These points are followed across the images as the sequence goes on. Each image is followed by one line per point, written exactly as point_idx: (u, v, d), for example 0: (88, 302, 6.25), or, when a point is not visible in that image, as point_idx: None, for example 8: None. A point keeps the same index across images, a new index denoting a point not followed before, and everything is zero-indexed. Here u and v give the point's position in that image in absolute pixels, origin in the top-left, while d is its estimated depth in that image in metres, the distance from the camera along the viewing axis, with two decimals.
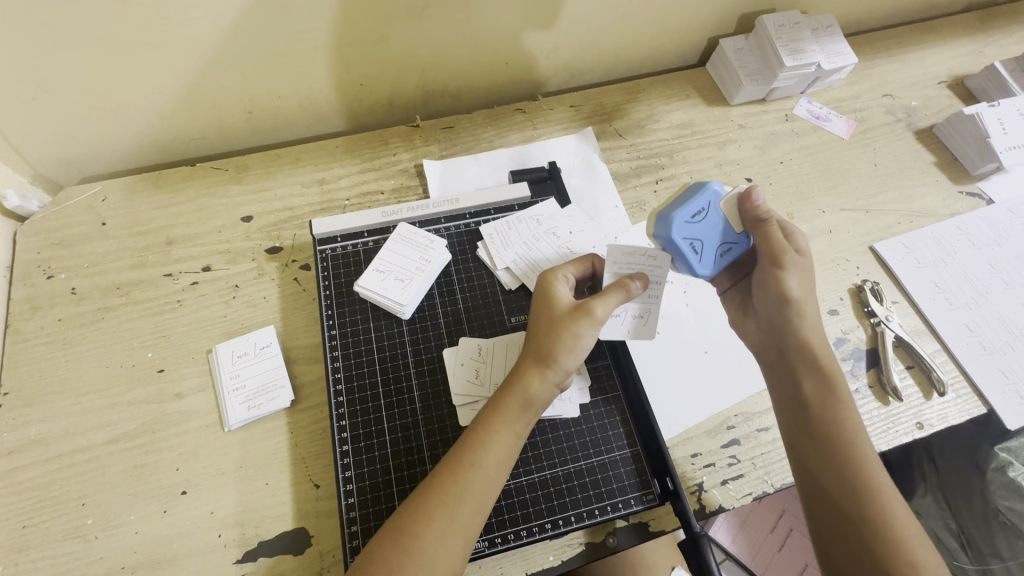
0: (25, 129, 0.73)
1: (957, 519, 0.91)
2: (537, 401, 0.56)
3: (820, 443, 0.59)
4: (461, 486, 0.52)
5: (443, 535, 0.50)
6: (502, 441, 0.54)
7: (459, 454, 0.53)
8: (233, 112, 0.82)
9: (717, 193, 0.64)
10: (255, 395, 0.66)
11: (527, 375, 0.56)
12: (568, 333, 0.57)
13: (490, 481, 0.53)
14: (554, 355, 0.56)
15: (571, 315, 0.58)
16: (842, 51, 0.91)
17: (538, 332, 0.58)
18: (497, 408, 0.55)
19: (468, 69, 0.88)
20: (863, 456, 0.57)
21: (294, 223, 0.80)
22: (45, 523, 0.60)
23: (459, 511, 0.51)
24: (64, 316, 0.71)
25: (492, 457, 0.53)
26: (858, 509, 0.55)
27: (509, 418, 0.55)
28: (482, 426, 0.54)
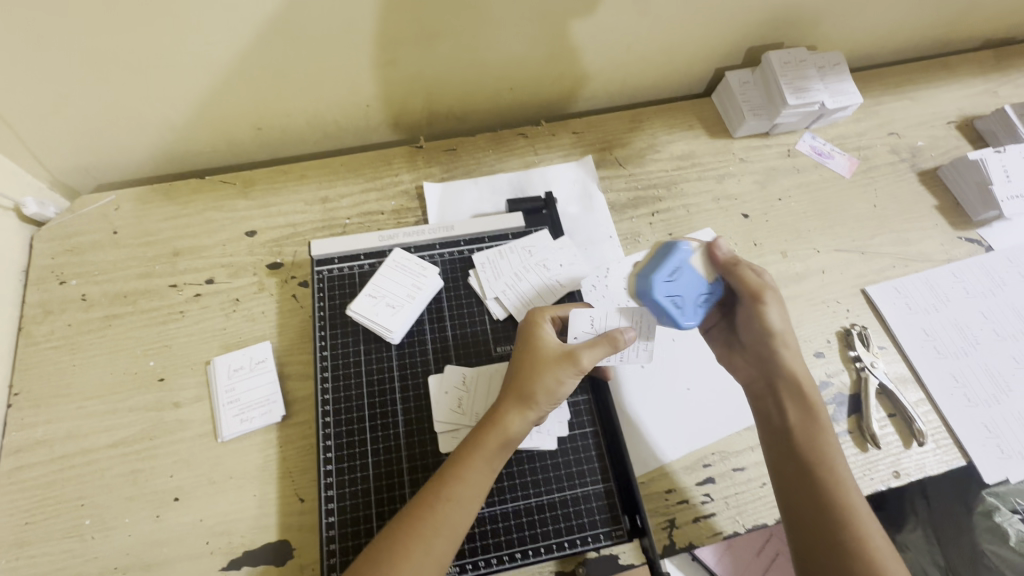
0: (44, 140, 0.77)
1: (946, 555, 0.92)
2: (512, 439, 0.59)
3: (801, 469, 0.62)
4: (439, 517, 0.55)
5: (417, 563, 0.53)
6: (477, 475, 0.57)
7: (436, 488, 0.56)
8: (243, 129, 0.84)
9: (688, 250, 0.65)
10: (247, 408, 0.69)
11: (506, 415, 0.59)
12: (552, 378, 0.59)
13: (463, 511, 0.56)
14: (536, 398, 0.59)
15: (556, 362, 0.60)
16: (847, 90, 0.91)
17: (521, 374, 0.60)
18: (476, 445, 0.58)
19: (473, 94, 0.90)
20: (834, 480, 0.60)
21: (296, 239, 0.83)
22: (46, 521, 0.64)
23: (435, 540, 0.54)
24: (74, 321, 0.75)
25: (469, 491, 0.56)
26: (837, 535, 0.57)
27: (486, 453, 0.58)
28: (461, 461, 0.57)
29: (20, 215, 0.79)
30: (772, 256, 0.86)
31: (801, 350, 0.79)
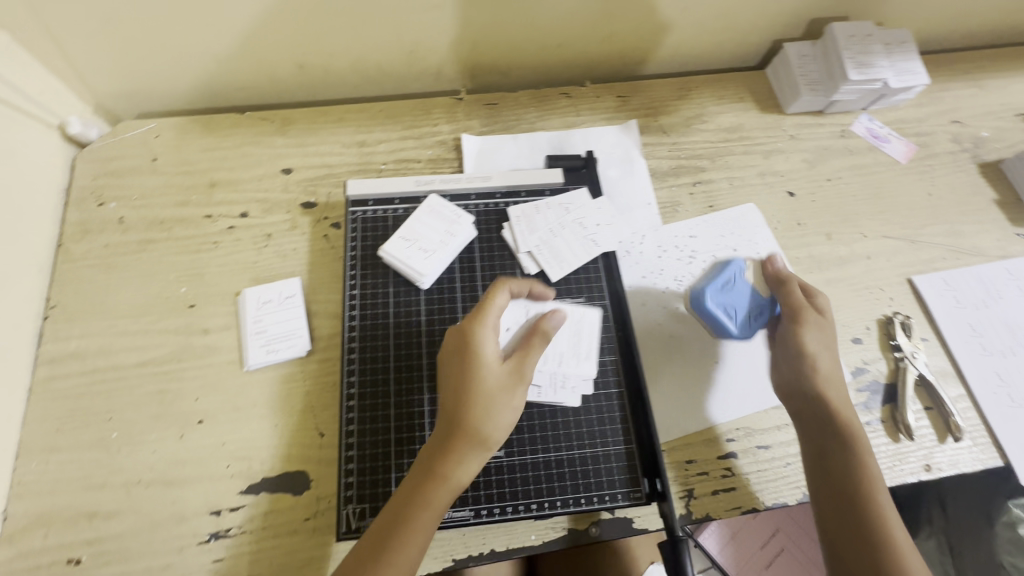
0: (91, 61, 0.77)
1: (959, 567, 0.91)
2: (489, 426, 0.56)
3: (831, 475, 0.61)
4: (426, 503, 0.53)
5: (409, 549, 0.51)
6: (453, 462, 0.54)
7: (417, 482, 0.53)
8: (285, 66, 0.83)
9: (741, 266, 0.73)
10: (274, 340, 0.70)
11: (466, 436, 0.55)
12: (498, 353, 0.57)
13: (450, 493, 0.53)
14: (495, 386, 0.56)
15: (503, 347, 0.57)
16: (914, 70, 0.86)
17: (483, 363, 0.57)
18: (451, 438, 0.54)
19: (519, 47, 0.87)
20: (865, 484, 0.60)
21: (331, 181, 0.82)
22: (75, 430, 0.65)
23: (427, 523, 0.52)
24: (111, 242, 0.76)
25: (449, 475, 0.53)
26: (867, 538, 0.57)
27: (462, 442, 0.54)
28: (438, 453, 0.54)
29: (64, 134, 0.80)
30: (815, 237, 0.83)
31: (838, 334, 0.76)
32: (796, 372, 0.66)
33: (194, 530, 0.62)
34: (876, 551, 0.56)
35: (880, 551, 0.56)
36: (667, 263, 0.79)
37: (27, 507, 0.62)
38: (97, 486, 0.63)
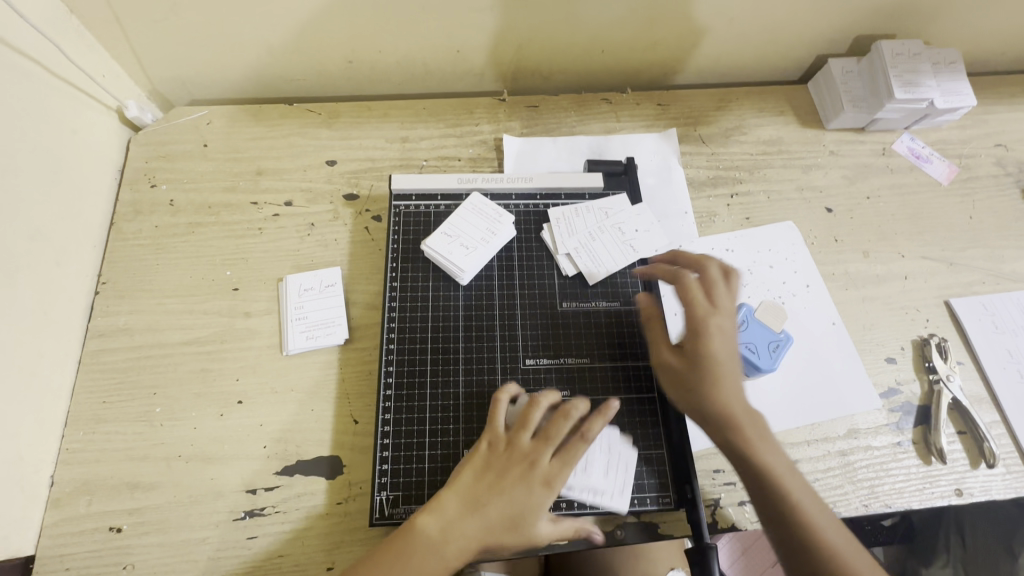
0: (151, 47, 0.80)
1: None
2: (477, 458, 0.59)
3: (751, 484, 0.56)
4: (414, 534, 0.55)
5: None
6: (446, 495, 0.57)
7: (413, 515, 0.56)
8: (335, 60, 0.85)
9: (749, 307, 0.76)
10: (314, 327, 0.72)
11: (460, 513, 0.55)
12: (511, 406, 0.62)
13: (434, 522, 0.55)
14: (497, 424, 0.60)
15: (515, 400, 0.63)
16: (962, 91, 0.85)
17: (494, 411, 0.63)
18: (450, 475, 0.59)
19: (563, 52, 0.88)
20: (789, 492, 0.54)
21: (373, 175, 0.84)
22: (121, 402, 0.68)
23: (403, 574, 0.53)
24: (161, 223, 0.78)
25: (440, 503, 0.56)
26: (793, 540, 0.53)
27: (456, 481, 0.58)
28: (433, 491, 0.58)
29: (121, 117, 0.83)
30: (852, 254, 0.83)
31: (871, 352, 0.76)
32: (668, 373, 0.61)
33: (230, 506, 0.63)
34: (799, 555, 0.53)
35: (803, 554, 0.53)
36: None
37: (73, 474, 0.64)
38: (139, 458, 0.65)
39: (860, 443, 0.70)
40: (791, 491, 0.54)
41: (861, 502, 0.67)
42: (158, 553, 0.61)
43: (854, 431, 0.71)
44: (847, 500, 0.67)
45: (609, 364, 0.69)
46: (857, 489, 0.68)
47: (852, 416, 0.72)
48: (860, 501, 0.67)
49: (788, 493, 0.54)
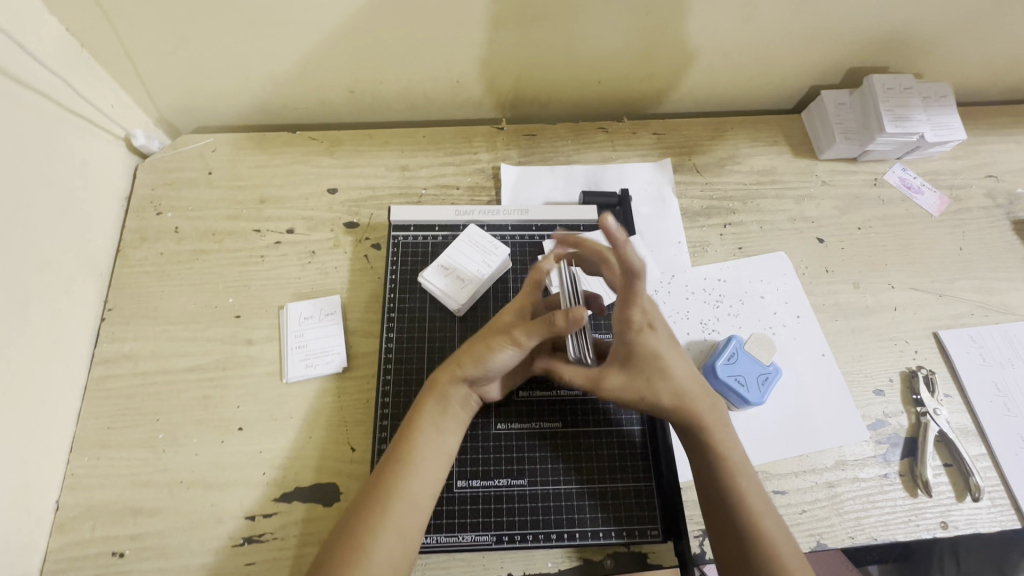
0: (159, 78, 0.82)
1: None
2: (453, 402, 0.62)
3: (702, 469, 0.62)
4: (399, 489, 0.57)
5: (376, 533, 0.55)
6: (427, 438, 0.61)
7: (392, 458, 0.59)
8: (337, 90, 0.88)
9: (740, 338, 0.76)
10: (313, 355, 0.73)
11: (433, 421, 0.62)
12: (487, 356, 0.60)
13: (420, 479, 0.59)
14: (475, 365, 0.61)
15: (496, 338, 0.60)
16: (951, 125, 0.86)
17: (471, 343, 0.63)
18: (421, 410, 0.62)
19: (561, 82, 0.90)
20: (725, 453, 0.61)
21: (373, 203, 0.86)
22: (125, 429, 0.70)
23: (395, 492, 0.57)
24: (166, 250, 0.80)
25: (420, 456, 0.60)
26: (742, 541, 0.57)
27: (432, 417, 0.61)
28: (409, 430, 0.61)
29: (129, 145, 0.85)
30: (843, 285, 0.84)
31: (860, 383, 0.77)
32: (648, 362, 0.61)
33: (229, 532, 0.65)
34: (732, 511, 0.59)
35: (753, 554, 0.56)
36: (695, 303, 0.81)
37: (77, 499, 0.66)
38: (142, 483, 0.67)
39: (847, 474, 0.72)
40: (735, 474, 0.60)
41: (847, 534, 0.68)
42: None
43: (842, 462, 0.72)
44: (834, 532, 0.68)
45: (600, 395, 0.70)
46: (843, 521, 0.69)
47: (840, 448, 0.73)
48: (846, 533, 0.68)
49: (737, 485, 0.60)
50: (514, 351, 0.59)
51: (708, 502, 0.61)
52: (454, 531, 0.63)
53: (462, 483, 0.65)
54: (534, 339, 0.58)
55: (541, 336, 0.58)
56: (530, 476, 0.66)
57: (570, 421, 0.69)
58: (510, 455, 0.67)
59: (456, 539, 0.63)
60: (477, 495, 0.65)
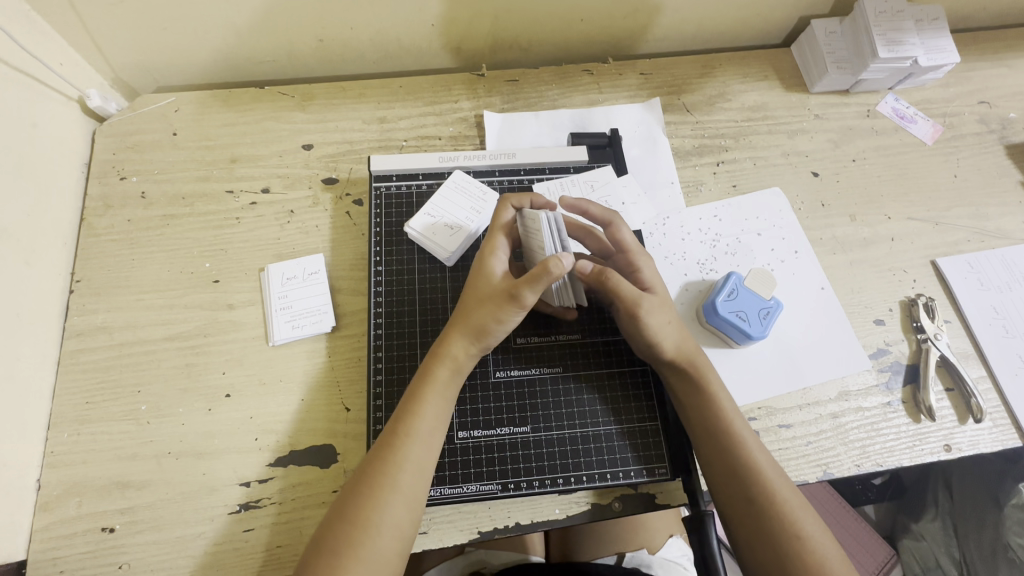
0: (109, 33, 0.76)
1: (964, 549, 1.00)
2: (462, 369, 0.60)
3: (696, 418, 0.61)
4: (405, 458, 0.55)
5: (386, 505, 0.53)
6: (431, 406, 0.58)
7: (396, 427, 0.56)
8: (305, 39, 0.82)
9: (739, 276, 0.74)
10: (300, 316, 0.70)
11: (440, 385, 0.58)
12: (495, 322, 0.58)
13: (427, 447, 0.56)
14: (483, 332, 0.58)
15: (500, 303, 0.57)
16: (945, 48, 0.84)
17: (473, 304, 0.59)
18: (427, 378, 0.58)
19: (541, 22, 0.85)
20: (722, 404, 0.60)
21: (352, 157, 0.81)
22: (105, 402, 0.66)
23: (404, 463, 0.55)
24: (134, 217, 0.76)
25: (426, 425, 0.57)
26: (743, 492, 0.57)
27: (441, 385, 0.58)
28: (414, 399, 0.58)
29: (84, 108, 0.79)
30: (839, 218, 0.82)
31: (860, 315, 0.76)
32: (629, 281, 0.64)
33: (224, 500, 0.63)
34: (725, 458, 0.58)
35: (756, 505, 0.56)
36: (692, 242, 0.79)
37: (60, 477, 0.63)
38: (128, 457, 0.64)
39: (851, 404, 0.71)
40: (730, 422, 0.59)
41: (853, 462, 0.68)
42: (153, 550, 0.60)
43: (845, 393, 0.72)
44: (840, 461, 0.68)
45: (599, 337, 0.69)
46: (849, 449, 0.69)
47: (842, 379, 0.72)
48: (852, 461, 0.68)
49: (732, 431, 0.59)
50: (519, 313, 0.58)
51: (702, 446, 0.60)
52: (457, 482, 0.61)
53: (463, 434, 0.63)
54: (537, 297, 0.56)
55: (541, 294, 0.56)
56: (533, 424, 0.64)
57: (571, 366, 0.67)
58: (510, 403, 0.65)
59: (460, 491, 0.61)
60: (480, 445, 0.63)
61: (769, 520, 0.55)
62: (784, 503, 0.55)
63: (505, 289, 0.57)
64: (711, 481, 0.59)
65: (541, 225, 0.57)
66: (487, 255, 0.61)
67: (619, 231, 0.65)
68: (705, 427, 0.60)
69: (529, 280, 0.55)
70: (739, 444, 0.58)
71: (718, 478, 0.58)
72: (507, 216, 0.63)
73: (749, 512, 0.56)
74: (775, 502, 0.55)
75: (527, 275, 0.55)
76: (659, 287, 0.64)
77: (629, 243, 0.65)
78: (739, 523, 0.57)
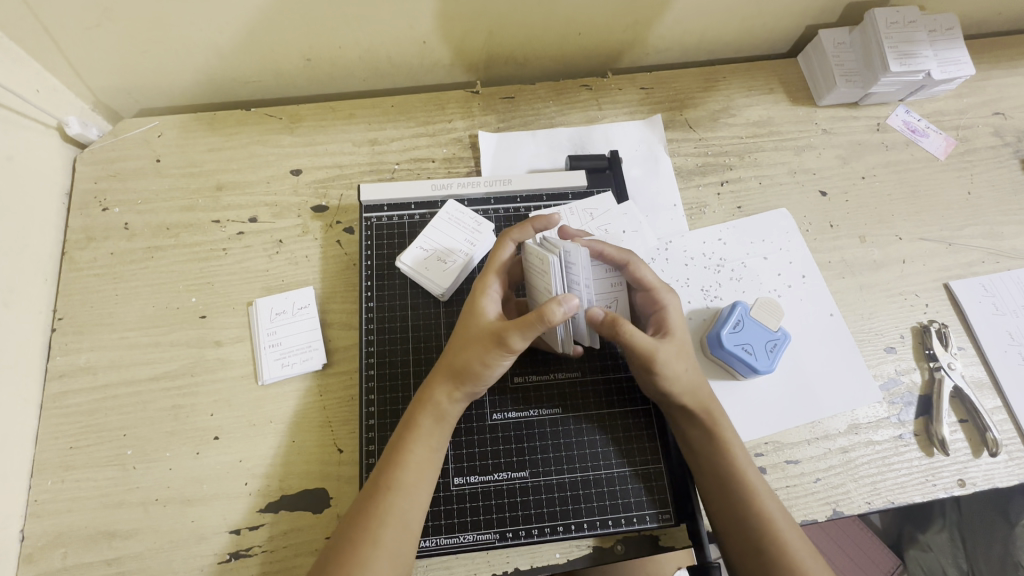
0: (87, 58, 0.73)
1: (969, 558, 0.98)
2: (448, 416, 0.57)
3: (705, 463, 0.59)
4: (392, 512, 0.53)
5: (371, 562, 0.51)
6: (419, 457, 0.56)
7: (380, 479, 0.54)
8: (291, 59, 0.79)
9: (745, 306, 0.71)
10: (290, 354, 0.68)
11: (422, 433, 0.56)
12: (483, 368, 0.55)
13: (413, 498, 0.54)
14: (469, 377, 0.56)
15: (488, 349, 0.55)
16: (959, 60, 0.80)
17: (459, 348, 0.57)
18: (412, 427, 0.56)
19: (538, 36, 0.82)
20: (733, 451, 0.58)
21: (342, 182, 0.78)
22: (90, 447, 0.64)
23: (392, 518, 0.53)
24: (117, 250, 0.73)
25: (411, 476, 0.55)
26: (752, 544, 0.55)
27: (427, 433, 0.56)
28: (400, 449, 0.56)
29: (64, 135, 0.76)
30: (848, 240, 0.79)
31: (871, 342, 0.74)
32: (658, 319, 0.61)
33: (213, 548, 0.61)
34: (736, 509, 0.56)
35: (766, 557, 0.54)
36: (695, 269, 0.76)
37: (44, 527, 0.61)
38: (114, 505, 0.62)
39: (861, 438, 0.69)
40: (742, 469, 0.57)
41: (863, 499, 0.66)
42: None
43: (855, 426, 0.69)
44: (850, 498, 0.66)
45: (600, 375, 0.66)
46: (859, 486, 0.66)
47: (852, 411, 0.70)
48: (862, 498, 0.66)
49: (743, 479, 0.57)
50: (509, 358, 0.55)
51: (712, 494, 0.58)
52: (454, 531, 0.59)
53: (459, 479, 0.61)
54: (526, 343, 0.54)
55: (532, 339, 0.54)
56: (532, 468, 0.62)
57: (571, 407, 0.65)
58: (508, 446, 0.63)
59: (456, 540, 0.59)
60: (477, 491, 0.61)
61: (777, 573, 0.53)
62: (794, 555, 0.54)
63: (492, 333, 0.55)
64: (720, 530, 0.58)
65: (551, 268, 0.53)
66: (477, 298, 0.58)
67: (639, 269, 0.62)
68: (711, 474, 0.58)
69: (520, 325, 0.53)
70: (743, 493, 0.56)
71: (727, 527, 0.57)
72: (505, 251, 0.60)
73: (758, 563, 0.55)
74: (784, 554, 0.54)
75: (521, 320, 0.53)
76: (680, 330, 0.61)
77: (652, 281, 0.62)
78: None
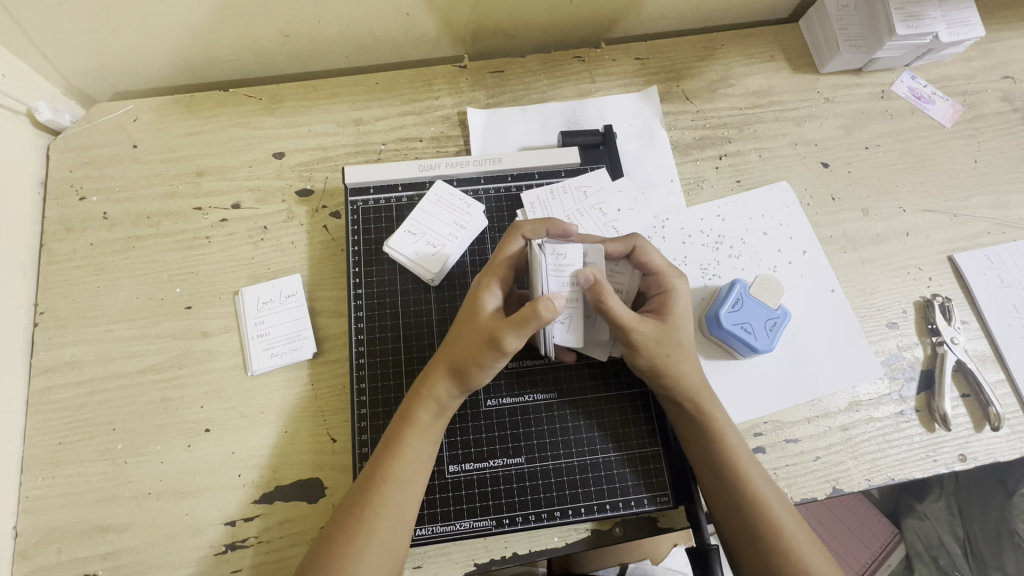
0: (53, 40, 0.69)
1: (966, 528, 0.98)
2: (447, 409, 0.56)
3: (700, 452, 0.58)
4: (384, 505, 0.52)
5: (363, 554, 0.50)
6: (413, 449, 0.54)
7: (374, 471, 0.53)
8: (268, 35, 0.75)
9: (745, 284, 0.70)
10: (279, 343, 0.66)
11: (417, 428, 0.55)
12: (477, 366, 0.54)
13: (407, 492, 0.53)
14: (466, 376, 0.55)
15: (481, 346, 0.53)
16: (969, 22, 0.76)
17: (459, 344, 0.55)
18: (408, 421, 0.55)
19: (527, 6, 0.77)
20: (728, 439, 0.57)
21: (327, 164, 0.76)
22: (79, 442, 0.63)
23: (385, 511, 0.52)
24: (97, 241, 0.71)
25: (406, 470, 0.54)
26: (750, 531, 0.54)
27: (422, 427, 0.55)
28: (394, 441, 0.54)
29: (34, 121, 0.73)
30: (851, 213, 0.77)
31: (872, 318, 0.72)
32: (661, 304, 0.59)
33: (209, 540, 0.60)
34: (732, 496, 0.55)
35: (763, 542, 0.54)
36: (693, 247, 0.74)
37: (37, 523, 0.60)
38: (107, 499, 0.61)
39: (861, 415, 0.68)
40: (735, 455, 0.57)
41: (863, 476, 0.65)
42: None
43: (855, 403, 0.68)
44: (849, 476, 0.65)
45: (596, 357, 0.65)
46: (859, 464, 0.66)
47: (853, 389, 0.69)
48: (862, 476, 0.65)
49: (737, 466, 0.56)
50: (502, 358, 0.54)
51: (710, 482, 0.57)
52: (449, 519, 0.59)
53: (454, 467, 0.60)
54: (520, 343, 0.52)
55: (525, 339, 0.52)
56: (528, 454, 0.61)
57: (567, 391, 0.64)
58: (503, 433, 0.62)
59: (452, 528, 0.58)
60: (472, 479, 0.60)
61: (775, 558, 0.53)
62: (791, 540, 0.54)
63: (489, 332, 0.53)
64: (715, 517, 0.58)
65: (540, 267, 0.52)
66: (478, 293, 0.56)
67: (646, 252, 0.59)
68: (709, 464, 0.57)
69: (513, 324, 0.52)
70: (739, 482, 0.55)
71: (723, 514, 0.56)
72: (513, 248, 0.57)
73: (754, 549, 0.54)
74: (781, 539, 0.53)
75: (514, 319, 0.51)
76: (681, 314, 0.59)
77: (659, 264, 0.59)
78: (745, 561, 0.55)
